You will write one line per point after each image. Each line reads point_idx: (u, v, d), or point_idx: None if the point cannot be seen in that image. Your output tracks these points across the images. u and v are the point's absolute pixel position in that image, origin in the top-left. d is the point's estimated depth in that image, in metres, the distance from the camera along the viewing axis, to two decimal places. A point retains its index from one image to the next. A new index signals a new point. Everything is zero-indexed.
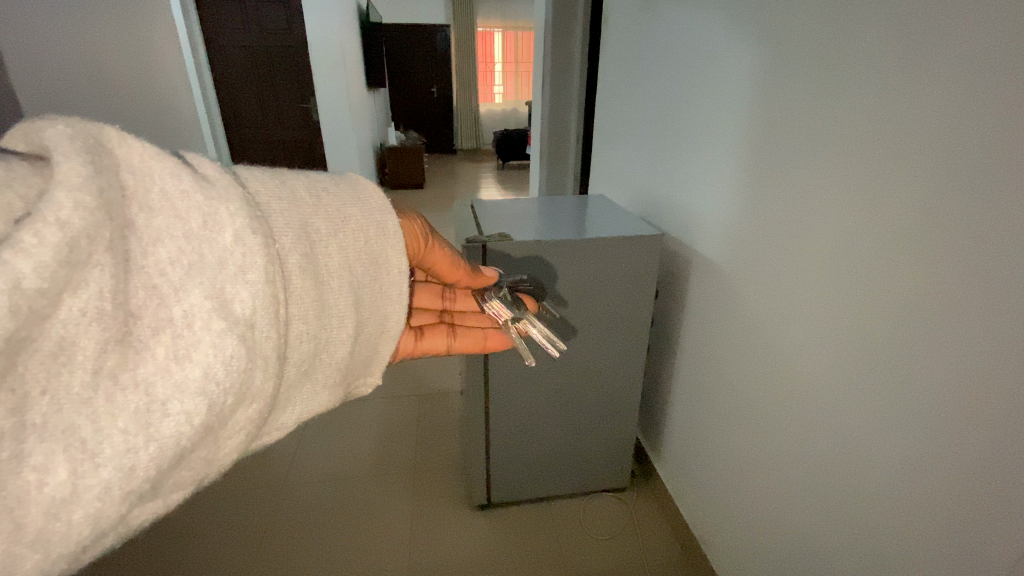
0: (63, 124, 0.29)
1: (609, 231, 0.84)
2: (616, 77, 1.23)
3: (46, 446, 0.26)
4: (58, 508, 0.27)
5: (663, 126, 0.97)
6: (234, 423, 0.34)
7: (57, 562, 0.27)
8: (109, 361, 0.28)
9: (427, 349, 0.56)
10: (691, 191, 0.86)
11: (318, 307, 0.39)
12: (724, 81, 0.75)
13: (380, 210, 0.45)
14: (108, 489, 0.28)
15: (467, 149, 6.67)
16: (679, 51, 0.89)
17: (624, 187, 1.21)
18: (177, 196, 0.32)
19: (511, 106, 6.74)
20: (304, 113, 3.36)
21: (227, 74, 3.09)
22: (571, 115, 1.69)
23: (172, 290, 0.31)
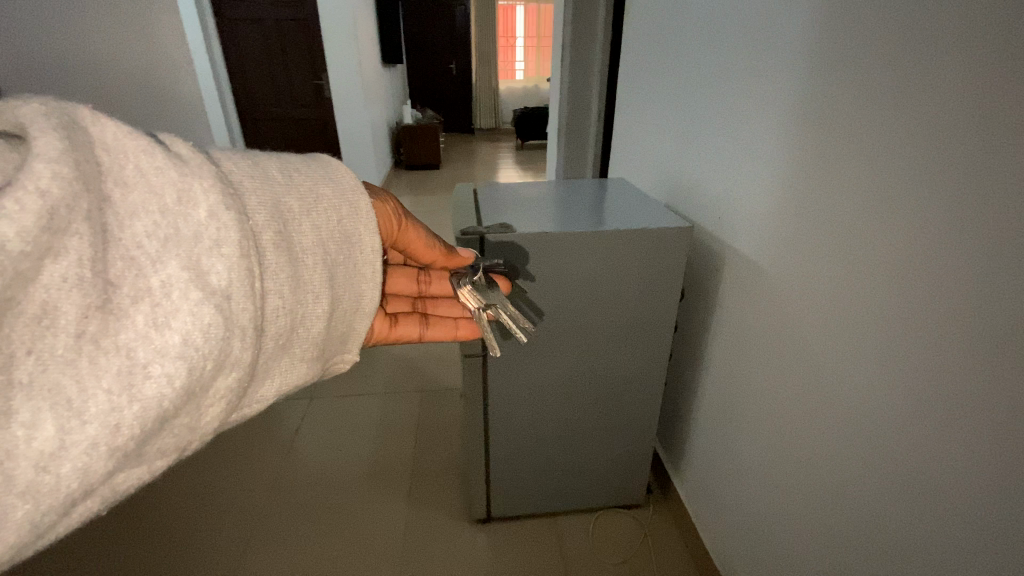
0: (37, 103, 0.30)
1: (629, 223, 0.75)
2: (638, 53, 1.13)
3: (33, 405, 0.28)
4: (47, 461, 0.28)
5: (685, 108, 0.87)
6: (215, 390, 0.37)
7: (49, 513, 0.29)
8: (91, 327, 0.30)
9: (400, 336, 0.59)
10: (714, 182, 0.77)
11: (293, 282, 0.41)
12: (751, 51, 0.65)
13: (351, 189, 0.46)
14: (95, 445, 0.30)
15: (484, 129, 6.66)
16: (706, 18, 0.78)
17: (647, 167, 1.10)
18: (151, 172, 0.33)
19: (533, 83, 6.65)
20: (317, 90, 3.37)
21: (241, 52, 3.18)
22: (591, 97, 1.68)
23: (149, 261, 0.32)
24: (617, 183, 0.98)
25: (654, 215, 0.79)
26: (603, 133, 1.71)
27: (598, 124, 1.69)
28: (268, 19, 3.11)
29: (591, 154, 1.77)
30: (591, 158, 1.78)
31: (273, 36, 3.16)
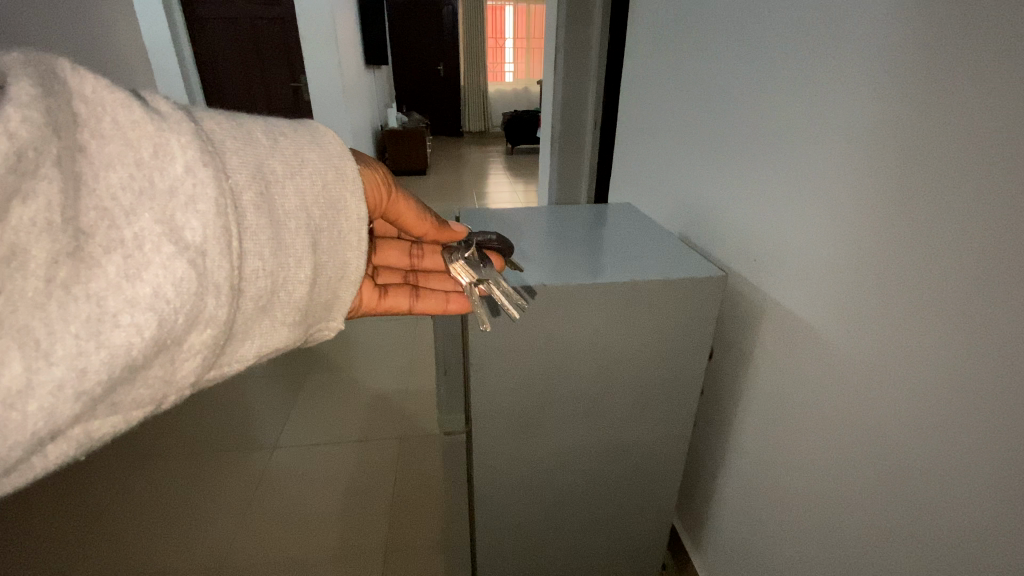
0: (17, 52, 0.31)
1: (651, 263, 0.64)
2: (647, 58, 1.05)
3: (0, 342, 0.29)
4: (13, 399, 0.29)
5: (710, 127, 0.77)
6: (190, 344, 0.38)
7: (15, 450, 0.30)
8: (61, 272, 0.31)
9: (390, 307, 0.59)
10: (762, 220, 0.65)
11: (274, 245, 0.42)
12: (805, 55, 0.56)
13: (338, 156, 0.47)
14: (62, 387, 0.31)
15: (475, 132, 6.76)
16: (737, 20, 0.69)
17: (651, 189, 1.02)
18: (128, 126, 0.34)
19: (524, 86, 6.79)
20: (293, 90, 3.57)
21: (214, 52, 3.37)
22: (587, 106, 1.63)
23: (123, 213, 0.34)
24: (627, 211, 0.87)
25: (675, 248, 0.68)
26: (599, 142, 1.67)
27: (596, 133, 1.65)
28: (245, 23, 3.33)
29: (587, 163, 1.72)
30: (588, 168, 1.73)
31: (249, 39, 3.39)
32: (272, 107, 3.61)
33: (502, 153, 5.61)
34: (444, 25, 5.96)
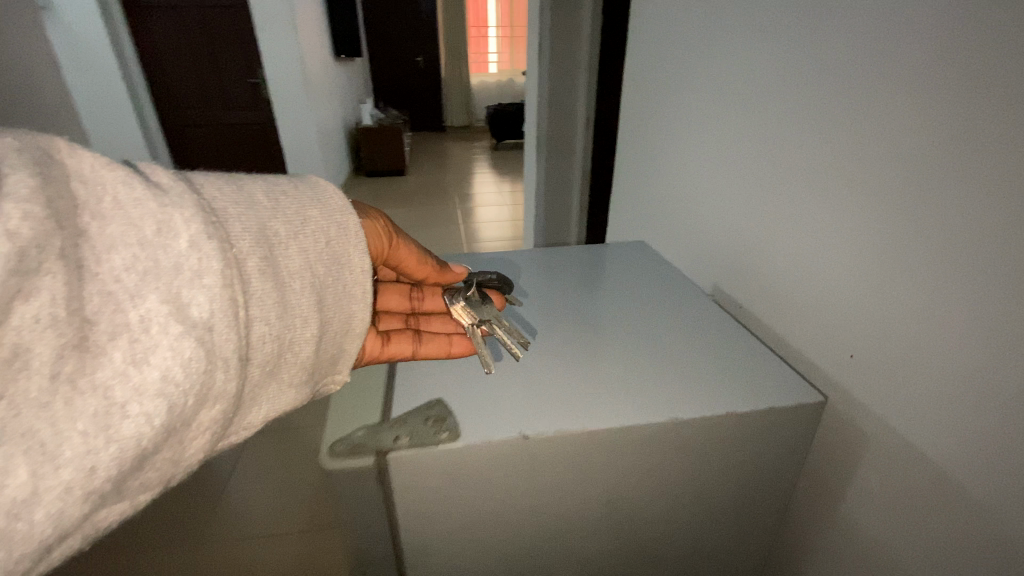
0: (10, 137, 0.30)
1: (656, 373, 0.52)
2: (654, 97, 0.99)
3: (5, 450, 0.27)
4: (19, 509, 0.27)
5: (768, 182, 0.64)
6: (199, 423, 0.36)
7: (21, 562, 0.28)
8: (65, 369, 0.29)
9: (393, 355, 0.54)
10: (851, 308, 0.52)
11: (281, 308, 0.40)
12: (852, 132, 0.50)
13: (339, 212, 0.47)
14: (70, 490, 0.29)
15: (458, 127, 6.71)
16: (767, 81, 0.63)
17: (674, 237, 0.91)
18: (130, 204, 0.33)
19: (507, 76, 6.72)
20: (252, 87, 3.46)
21: (160, 46, 3.26)
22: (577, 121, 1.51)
23: (128, 296, 0.32)
24: (649, 274, 0.77)
25: (688, 343, 0.58)
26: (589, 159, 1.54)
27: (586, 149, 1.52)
28: (194, 16, 3.21)
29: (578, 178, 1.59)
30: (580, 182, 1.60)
31: (199, 33, 3.27)
32: (230, 107, 3.53)
33: (487, 149, 5.58)
34: (422, 15, 5.87)
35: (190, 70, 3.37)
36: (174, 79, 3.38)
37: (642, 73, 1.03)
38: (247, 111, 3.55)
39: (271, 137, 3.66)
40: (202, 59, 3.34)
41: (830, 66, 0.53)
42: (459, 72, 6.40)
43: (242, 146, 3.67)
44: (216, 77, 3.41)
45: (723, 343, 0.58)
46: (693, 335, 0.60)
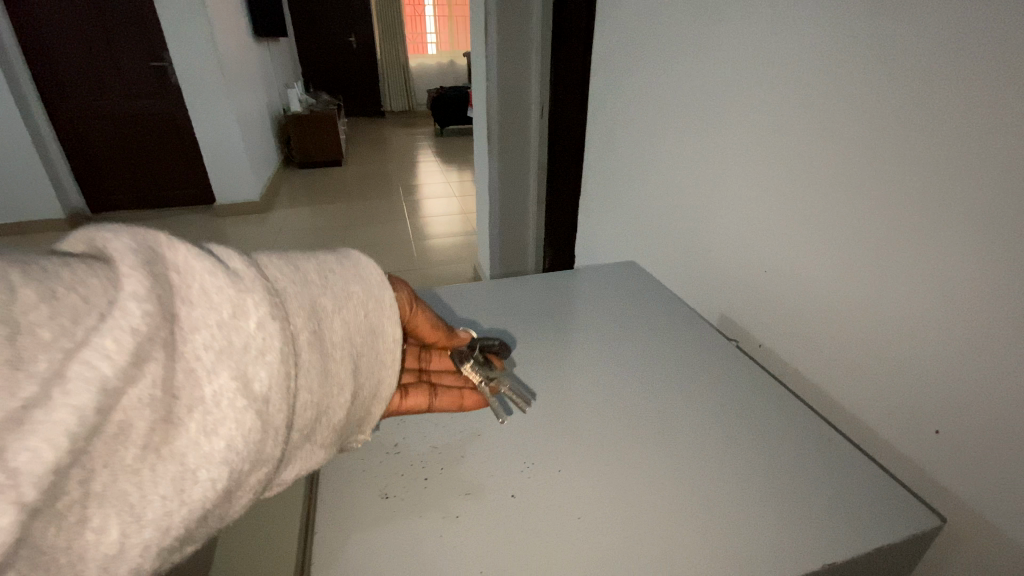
0: (130, 239, 0.35)
1: (707, 517, 0.49)
2: (633, 110, 1.10)
3: (104, 512, 0.31)
4: (106, 566, 0.32)
5: (744, 191, 0.79)
6: (246, 485, 0.39)
7: None
8: (154, 437, 0.33)
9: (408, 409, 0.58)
10: (840, 303, 0.66)
11: (323, 376, 0.44)
12: (839, 165, 0.63)
13: (378, 286, 0.53)
14: (149, 547, 0.33)
15: (398, 112, 6.48)
16: (760, 113, 0.74)
17: (673, 252, 1.00)
18: (215, 290, 0.37)
19: (447, 58, 6.52)
20: (158, 72, 3.16)
21: (44, 37, 2.93)
22: (530, 112, 1.70)
23: (205, 372, 0.36)
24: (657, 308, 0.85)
25: (731, 455, 0.56)
26: (544, 147, 1.73)
27: (541, 137, 1.71)
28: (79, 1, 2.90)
29: (534, 165, 1.78)
30: (536, 169, 1.78)
31: (89, 19, 2.95)
32: (132, 95, 3.21)
33: (431, 135, 5.44)
34: None
35: (84, 61, 3.05)
36: (68, 74, 3.06)
37: (624, 91, 1.14)
38: (154, 99, 3.24)
39: (185, 128, 3.36)
40: (97, 49, 3.04)
41: (818, 104, 0.64)
42: (394, 50, 6.10)
43: (151, 137, 3.35)
44: (113, 61, 3.09)
45: (771, 442, 0.58)
46: (733, 438, 0.59)
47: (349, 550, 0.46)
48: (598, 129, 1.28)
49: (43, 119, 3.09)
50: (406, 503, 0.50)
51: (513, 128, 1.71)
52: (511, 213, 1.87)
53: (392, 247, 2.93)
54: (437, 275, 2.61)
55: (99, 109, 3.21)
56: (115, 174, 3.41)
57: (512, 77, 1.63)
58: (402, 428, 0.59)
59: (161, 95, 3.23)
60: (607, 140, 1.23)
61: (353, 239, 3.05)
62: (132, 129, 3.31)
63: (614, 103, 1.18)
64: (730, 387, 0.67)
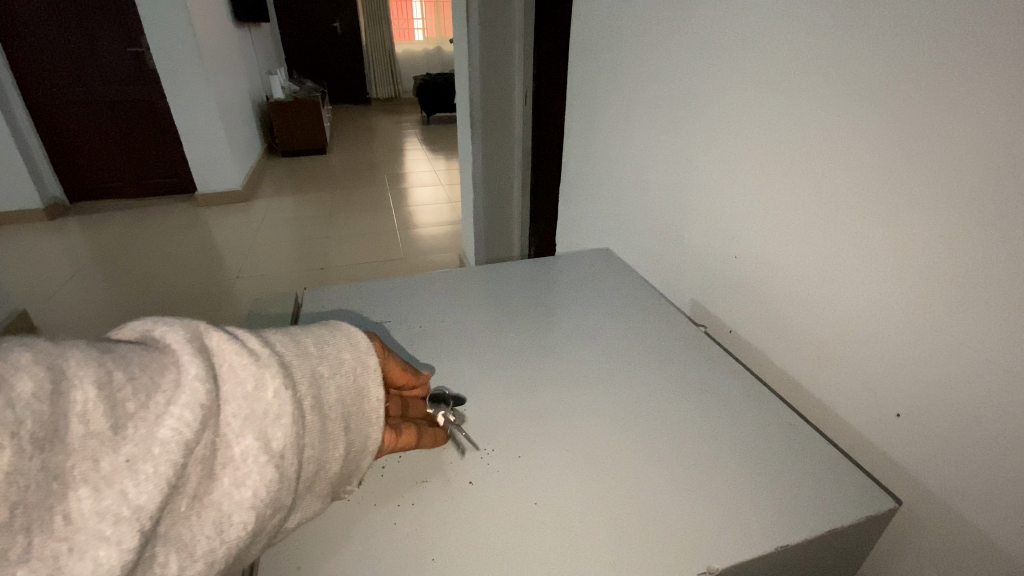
0: (179, 328, 0.43)
1: (666, 504, 0.50)
2: (611, 96, 1.10)
3: (165, 553, 0.37)
4: None
5: (713, 181, 0.81)
6: (263, 535, 0.42)
7: None
8: (200, 488, 0.39)
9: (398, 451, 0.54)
10: (794, 289, 0.69)
11: (322, 435, 0.46)
12: (808, 151, 0.63)
13: (365, 350, 0.53)
14: None
15: (385, 99, 6.40)
16: (732, 101, 0.75)
17: (647, 241, 1.02)
18: (239, 366, 0.42)
19: (433, 44, 6.43)
20: (136, 57, 3.09)
21: (17, 21, 2.85)
22: (514, 98, 1.69)
23: (233, 434, 0.41)
24: (629, 292, 0.86)
25: (693, 443, 0.57)
26: (528, 133, 1.73)
27: (525, 123, 1.70)
28: None
29: (518, 154, 1.78)
30: (520, 156, 1.78)
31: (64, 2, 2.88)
32: (108, 81, 3.13)
33: (418, 123, 5.38)
34: None
35: (59, 46, 2.97)
36: (42, 59, 2.98)
37: (602, 77, 1.13)
38: (131, 85, 3.17)
39: (165, 115, 3.30)
40: (72, 33, 2.96)
41: (789, 93, 0.65)
42: (379, 36, 6.00)
43: (130, 125, 3.28)
44: (87, 46, 3.01)
45: (733, 429, 0.60)
46: (697, 426, 0.60)
47: (335, 542, 0.47)
48: (576, 117, 1.27)
49: (18, 107, 3.01)
50: (377, 491, 0.52)
51: (497, 114, 1.70)
52: (495, 203, 1.88)
53: (378, 236, 2.91)
54: (422, 264, 2.60)
55: (75, 96, 3.13)
56: (93, 163, 3.33)
57: (495, 63, 1.62)
58: None
59: (140, 80, 3.16)
60: (586, 124, 1.23)
61: (338, 228, 3.02)
62: (111, 117, 3.24)
63: (592, 91, 1.18)
64: (697, 376, 0.68)
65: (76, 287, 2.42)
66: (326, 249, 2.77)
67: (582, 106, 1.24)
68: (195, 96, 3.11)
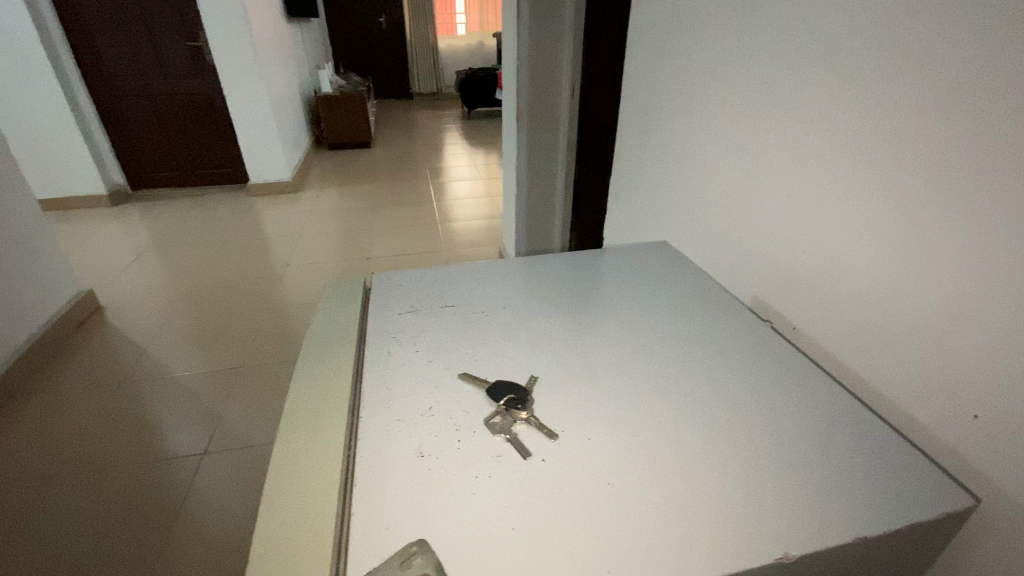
0: None
1: (735, 489, 0.50)
2: (669, 86, 1.08)
3: None
4: None
5: (783, 170, 0.78)
6: None
7: None
8: None
9: None
10: (868, 282, 0.66)
11: None
12: (891, 138, 0.61)
13: None
14: None
15: (426, 94, 6.48)
16: (806, 89, 0.72)
17: (704, 233, 1.00)
18: None
19: (476, 38, 6.43)
20: (194, 52, 3.26)
21: (88, 17, 3.04)
22: (561, 92, 1.68)
23: None
24: (685, 283, 0.85)
25: (760, 433, 0.56)
26: (574, 127, 1.71)
27: (571, 117, 1.69)
28: None
29: (563, 146, 1.76)
30: (565, 149, 1.77)
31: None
32: (169, 74, 3.31)
33: (457, 118, 5.43)
34: None
35: (125, 41, 3.15)
36: (108, 53, 3.16)
37: (660, 68, 1.11)
38: (189, 78, 3.34)
39: (219, 107, 3.46)
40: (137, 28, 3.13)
41: (870, 81, 0.63)
42: (424, 31, 6.07)
43: (186, 116, 3.45)
44: (151, 41, 3.19)
45: (801, 420, 0.58)
46: (763, 417, 0.58)
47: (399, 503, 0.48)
48: (632, 107, 1.26)
49: (85, 98, 3.21)
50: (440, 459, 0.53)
51: (543, 107, 1.69)
52: (537, 196, 1.87)
53: (417, 228, 2.97)
54: (459, 257, 2.63)
55: (137, 88, 3.31)
56: (151, 152, 3.52)
57: (544, 56, 1.61)
58: (436, 393, 0.60)
59: (197, 73, 3.33)
60: (641, 115, 1.21)
61: (380, 220, 3.09)
62: (169, 109, 3.41)
63: (648, 82, 1.16)
64: (762, 368, 0.66)
65: (138, 269, 2.58)
66: (368, 240, 2.84)
67: (637, 96, 1.22)
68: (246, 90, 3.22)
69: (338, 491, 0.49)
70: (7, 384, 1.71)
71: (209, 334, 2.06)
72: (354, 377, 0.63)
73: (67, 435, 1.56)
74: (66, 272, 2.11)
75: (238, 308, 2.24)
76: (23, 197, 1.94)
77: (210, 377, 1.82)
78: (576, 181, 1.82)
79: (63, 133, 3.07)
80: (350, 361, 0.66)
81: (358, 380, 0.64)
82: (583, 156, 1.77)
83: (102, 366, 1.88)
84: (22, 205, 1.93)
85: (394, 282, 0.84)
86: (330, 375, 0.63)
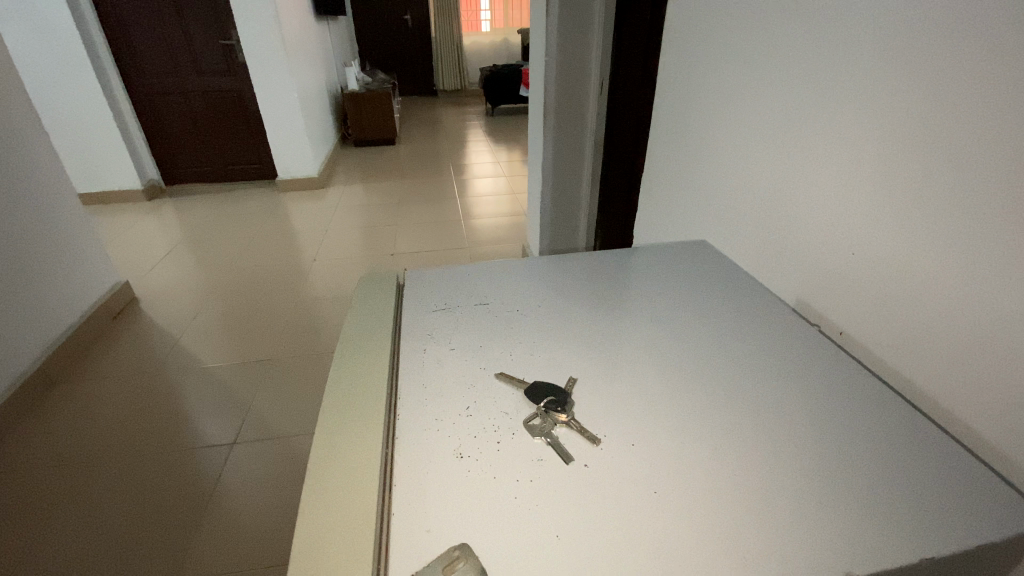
0: None
1: (783, 501, 0.47)
2: (704, 85, 1.05)
3: None
4: None
5: (828, 171, 0.75)
6: None
7: None
8: None
9: None
10: (921, 288, 0.62)
11: None
12: (951, 139, 0.57)
13: None
14: None
15: (449, 91, 6.52)
16: (857, 81, 0.68)
17: (743, 231, 0.96)
18: None
19: (501, 36, 6.40)
20: (227, 50, 3.35)
21: (125, 18, 3.13)
22: (589, 87, 1.64)
23: None
24: (722, 283, 0.82)
25: (809, 443, 0.53)
26: (602, 122, 1.68)
27: (599, 112, 1.66)
28: None
29: (591, 142, 1.73)
30: (592, 146, 1.74)
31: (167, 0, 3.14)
32: (202, 72, 3.40)
33: (481, 115, 5.43)
34: None
35: (161, 41, 3.25)
36: (144, 53, 3.26)
37: (696, 68, 1.08)
38: (221, 76, 3.43)
39: (250, 104, 3.54)
40: (172, 29, 3.23)
41: (928, 77, 0.59)
42: (449, 29, 6.10)
43: (219, 114, 3.55)
44: (186, 40, 3.28)
45: (853, 430, 0.55)
46: (812, 426, 0.55)
47: (436, 503, 0.47)
48: (665, 102, 1.22)
49: (122, 97, 3.31)
50: (476, 462, 0.51)
51: (571, 102, 1.66)
52: (563, 193, 1.83)
53: (440, 225, 2.97)
54: (482, 255, 2.63)
55: (172, 87, 3.40)
56: (184, 149, 3.61)
57: (572, 51, 1.57)
58: (472, 393, 0.59)
59: (230, 71, 3.43)
60: (675, 114, 1.18)
61: (402, 216, 3.11)
62: (202, 106, 3.50)
63: (684, 75, 1.13)
64: (808, 374, 0.63)
65: (170, 262, 2.65)
66: (391, 236, 2.86)
67: (670, 93, 1.20)
68: (274, 88, 3.27)
69: (377, 488, 0.48)
70: (48, 371, 1.77)
71: (237, 326, 2.11)
72: (390, 373, 0.63)
73: (102, 423, 1.61)
74: (105, 264, 2.18)
75: (265, 302, 2.28)
76: (66, 192, 2.01)
77: (238, 369, 1.85)
78: (601, 178, 1.79)
79: (102, 130, 3.18)
80: (385, 357, 0.65)
81: (393, 377, 0.64)
82: (610, 152, 1.74)
83: (135, 357, 1.92)
84: (64, 199, 2.00)
85: (425, 279, 0.84)
86: (366, 372, 0.63)
